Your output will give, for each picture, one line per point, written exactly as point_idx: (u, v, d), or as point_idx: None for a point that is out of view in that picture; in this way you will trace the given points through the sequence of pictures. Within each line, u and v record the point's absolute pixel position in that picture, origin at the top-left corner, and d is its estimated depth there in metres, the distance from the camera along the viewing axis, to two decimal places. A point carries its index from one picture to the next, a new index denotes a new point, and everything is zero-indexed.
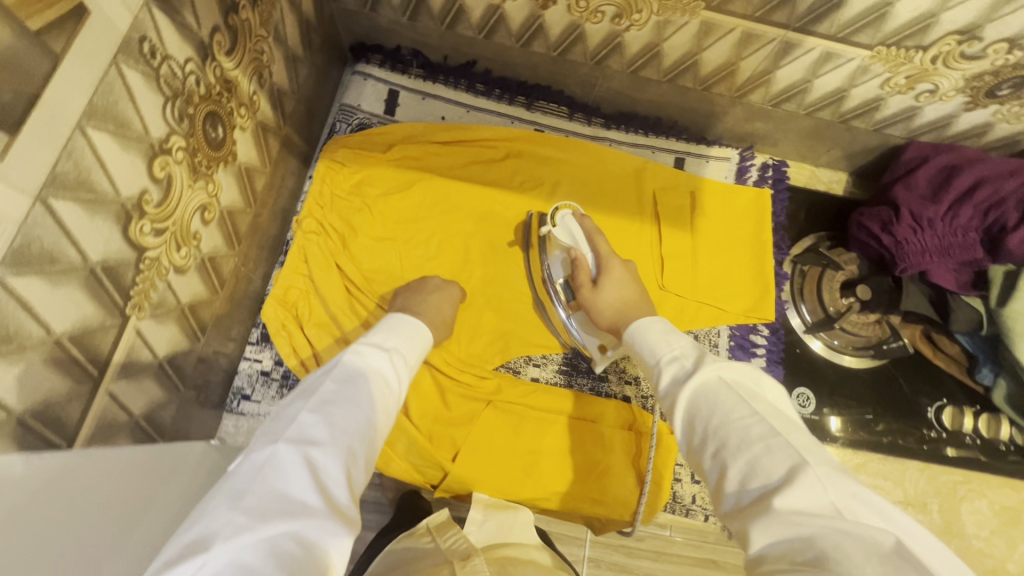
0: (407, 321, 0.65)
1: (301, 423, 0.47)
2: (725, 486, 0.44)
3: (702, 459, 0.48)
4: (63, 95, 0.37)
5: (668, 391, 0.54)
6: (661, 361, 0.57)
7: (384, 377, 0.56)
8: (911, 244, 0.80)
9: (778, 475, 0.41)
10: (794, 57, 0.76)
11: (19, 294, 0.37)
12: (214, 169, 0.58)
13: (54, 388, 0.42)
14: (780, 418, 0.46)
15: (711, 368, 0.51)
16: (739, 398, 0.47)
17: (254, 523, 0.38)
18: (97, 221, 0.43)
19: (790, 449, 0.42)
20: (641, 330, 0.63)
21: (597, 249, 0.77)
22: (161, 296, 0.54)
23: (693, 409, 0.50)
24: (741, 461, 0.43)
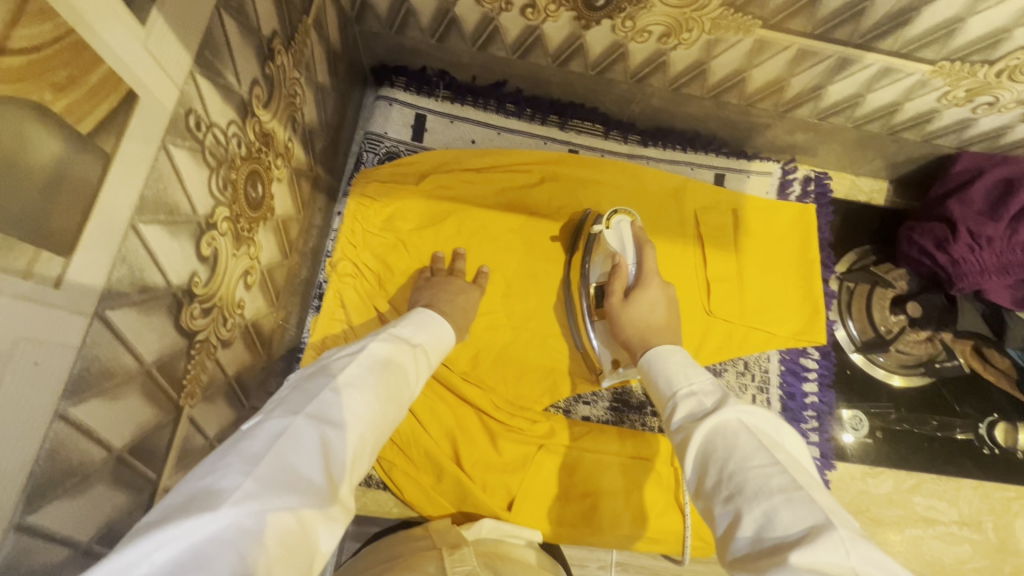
0: (434, 321, 0.62)
1: (324, 400, 0.42)
2: (734, 533, 0.38)
3: (710, 503, 0.42)
4: (115, 197, 0.32)
5: (681, 425, 0.48)
6: (677, 394, 0.52)
7: (407, 371, 0.52)
8: (968, 263, 0.76)
9: (796, 530, 0.35)
10: (849, 73, 0.72)
11: (81, 422, 0.33)
12: (254, 230, 0.54)
13: (116, 506, 0.38)
14: (803, 472, 0.40)
15: (731, 408, 0.45)
16: (761, 443, 0.42)
17: (261, 491, 0.34)
18: (152, 319, 0.39)
19: (815, 505, 0.36)
20: (663, 358, 0.58)
21: (643, 261, 0.72)
22: (211, 376, 0.50)
23: (705, 448, 0.44)
24: (757, 509, 0.37)
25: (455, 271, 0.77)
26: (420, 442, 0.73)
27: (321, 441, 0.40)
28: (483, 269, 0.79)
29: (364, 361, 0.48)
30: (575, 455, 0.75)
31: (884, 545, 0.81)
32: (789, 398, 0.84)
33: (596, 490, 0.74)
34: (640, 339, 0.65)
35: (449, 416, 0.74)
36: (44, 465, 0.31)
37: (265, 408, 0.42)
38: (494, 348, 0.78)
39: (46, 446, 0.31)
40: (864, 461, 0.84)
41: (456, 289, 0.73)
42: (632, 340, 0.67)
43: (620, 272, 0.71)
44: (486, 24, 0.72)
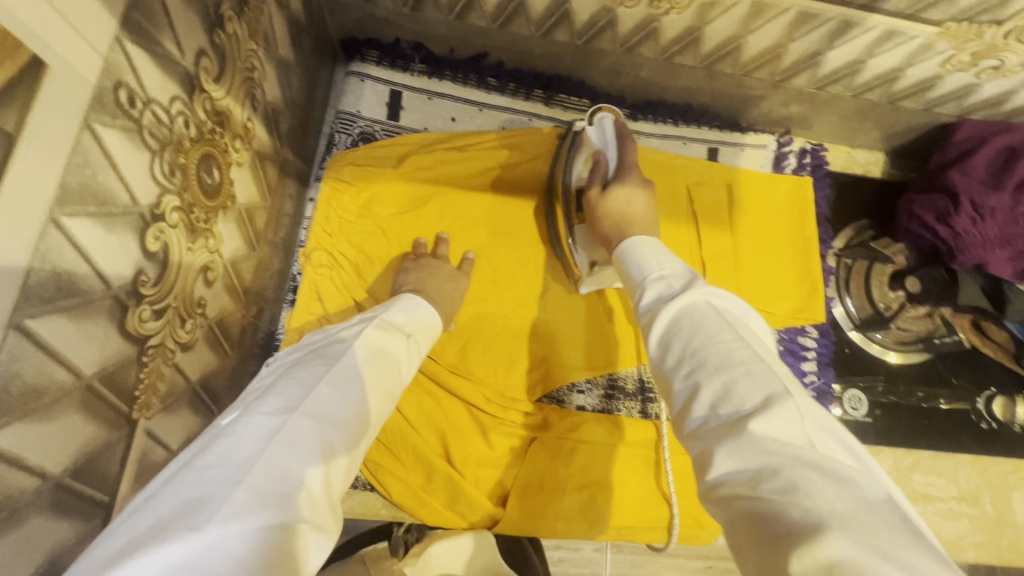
0: (426, 308, 0.59)
1: (319, 396, 0.40)
2: (690, 409, 0.36)
3: (668, 380, 0.39)
4: (25, 187, 0.27)
5: (648, 305, 0.44)
6: (648, 278, 0.46)
7: (398, 363, 0.49)
8: (970, 236, 0.74)
9: (755, 402, 0.33)
10: (851, 37, 0.68)
11: (1, 450, 0.28)
12: (213, 220, 0.49)
13: (59, 538, 0.34)
14: (765, 349, 0.38)
15: (700, 291, 0.41)
16: (727, 321, 0.39)
17: (257, 503, 0.31)
18: (88, 327, 0.34)
19: (774, 377, 0.34)
20: (636, 245, 0.51)
21: (625, 153, 0.68)
22: (171, 383, 0.45)
23: (670, 328, 0.40)
24: (717, 381, 0.35)
25: (438, 256, 0.72)
26: (408, 440, 0.69)
27: (314, 441, 0.36)
28: (468, 254, 0.74)
29: (352, 352, 0.45)
30: (570, 447, 0.71)
31: None
32: None
33: (593, 482, 0.70)
34: (616, 229, 0.61)
35: (438, 411, 0.71)
36: None
37: (248, 404, 0.39)
38: (482, 338, 0.74)
39: None
40: (862, 441, 0.82)
41: (445, 276, 0.69)
42: (608, 232, 0.63)
43: (600, 165, 0.67)
44: None
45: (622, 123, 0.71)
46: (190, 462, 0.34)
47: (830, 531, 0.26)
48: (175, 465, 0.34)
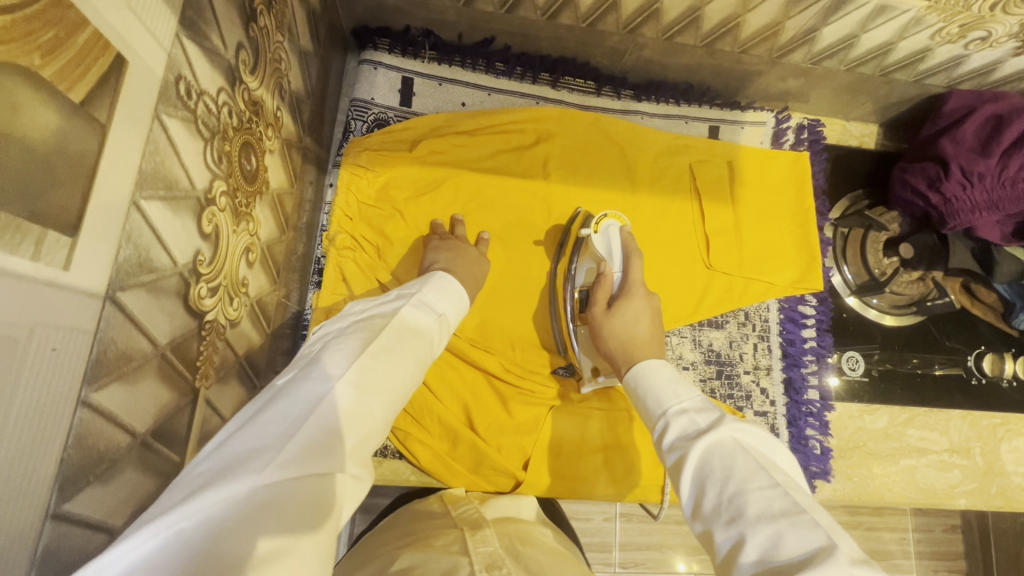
0: (455, 288, 0.62)
1: (364, 365, 0.42)
2: (737, 557, 0.38)
3: (709, 526, 0.41)
4: (114, 171, 0.31)
5: (672, 445, 0.47)
6: (669, 413, 0.50)
7: (430, 339, 0.52)
8: (960, 201, 0.78)
9: (802, 555, 0.35)
10: (845, 13, 0.71)
11: (103, 407, 0.32)
12: (252, 205, 0.52)
13: (144, 490, 0.38)
14: (800, 491, 0.40)
15: (726, 429, 0.44)
16: (759, 463, 0.41)
17: (306, 454, 0.34)
18: (161, 301, 0.37)
19: (817, 527, 0.36)
20: (649, 373, 0.56)
21: (630, 270, 0.71)
22: (223, 357, 0.49)
23: (702, 471, 0.43)
24: (762, 534, 0.37)
25: (456, 236, 0.75)
26: (433, 410, 0.73)
27: (357, 406, 0.39)
28: (484, 234, 0.77)
29: (392, 327, 0.48)
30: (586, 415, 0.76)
31: (880, 477, 0.85)
32: (789, 344, 0.86)
33: (606, 446, 0.76)
34: (623, 353, 0.63)
35: (460, 382, 0.75)
36: (72, 452, 0.30)
37: (299, 367, 0.42)
38: (499, 314, 0.78)
39: (72, 434, 0.30)
40: (859, 400, 0.86)
41: (466, 255, 0.72)
42: (614, 352, 0.65)
43: (604, 278, 0.70)
44: None
45: (627, 234, 0.73)
46: (251, 415, 0.37)
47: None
48: (237, 415, 0.37)
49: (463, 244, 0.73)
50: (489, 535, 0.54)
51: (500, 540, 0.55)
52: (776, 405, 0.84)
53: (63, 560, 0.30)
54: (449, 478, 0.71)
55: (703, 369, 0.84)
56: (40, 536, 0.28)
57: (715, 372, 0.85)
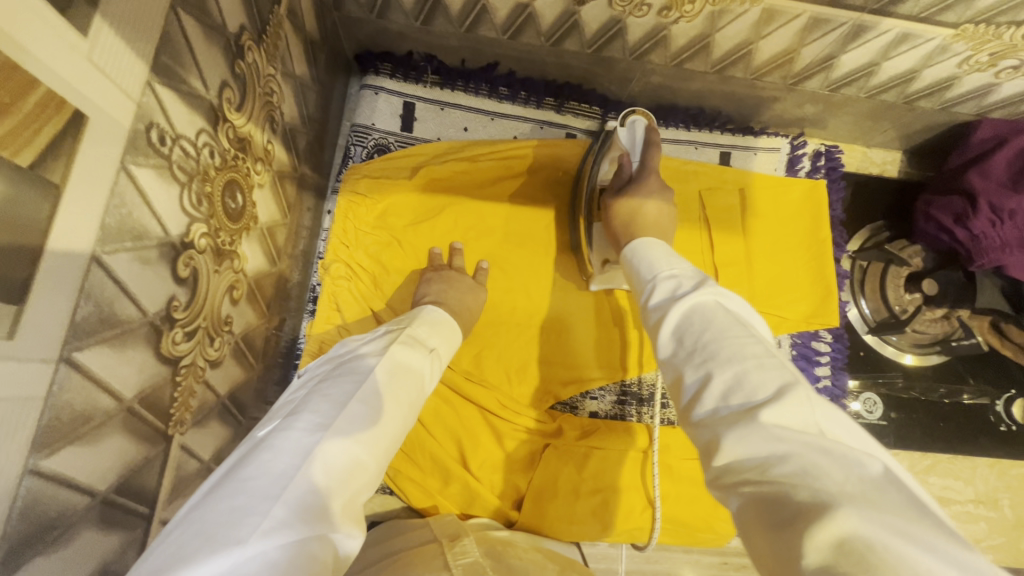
0: (448, 322, 0.60)
1: (352, 413, 0.40)
2: (700, 397, 0.36)
3: (679, 371, 0.39)
4: (71, 232, 0.29)
5: (658, 304, 0.45)
6: (659, 277, 0.48)
7: (423, 377, 0.50)
8: (989, 239, 0.73)
9: (764, 393, 0.34)
10: (864, 40, 0.68)
11: (56, 472, 0.31)
12: (237, 243, 0.51)
13: (106, 549, 0.37)
14: (776, 348, 0.39)
15: (710, 292, 0.42)
16: (737, 319, 0.40)
17: (290, 522, 0.32)
18: (128, 353, 0.36)
19: (783, 369, 0.35)
20: (643, 248, 0.54)
21: (649, 159, 0.67)
22: (202, 398, 0.48)
23: (682, 324, 0.41)
24: (728, 371, 0.36)
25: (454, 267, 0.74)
26: (425, 446, 0.71)
27: (343, 457, 0.38)
28: (483, 264, 0.76)
29: (381, 365, 0.46)
30: (584, 452, 0.73)
31: None
32: None
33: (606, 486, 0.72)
34: (624, 228, 0.62)
35: (453, 418, 0.72)
36: (16, 525, 0.29)
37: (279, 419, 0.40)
38: (497, 345, 0.76)
39: (18, 505, 0.29)
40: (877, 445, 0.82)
41: (464, 288, 0.70)
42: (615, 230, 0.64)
43: (623, 167, 0.68)
44: (473, 4, 0.67)
45: (655, 130, 0.69)
46: (224, 479, 0.35)
47: (834, 507, 0.26)
48: (211, 477, 0.36)
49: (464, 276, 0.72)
50: (468, 542, 0.54)
51: (480, 543, 0.55)
52: None
53: None
54: None
55: None
56: None
57: None
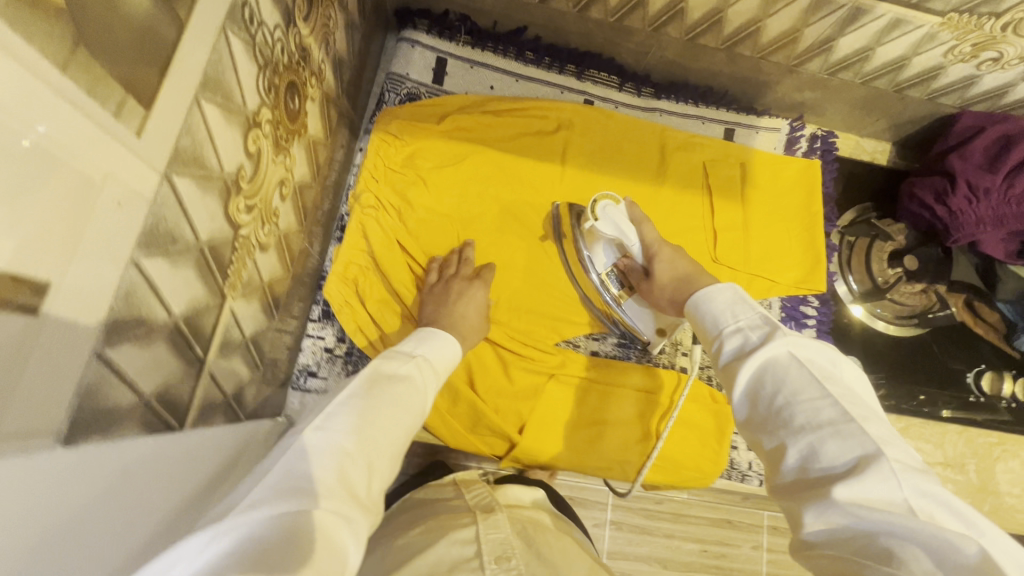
0: (441, 336, 0.65)
1: (331, 416, 0.45)
2: (781, 463, 0.42)
3: (758, 435, 0.46)
4: (184, 66, 0.35)
5: (728, 360, 0.50)
6: (724, 331, 0.52)
7: (412, 384, 0.54)
8: (965, 215, 0.81)
9: (844, 464, 0.39)
10: (861, 24, 0.75)
11: (148, 275, 0.36)
12: (291, 143, 0.56)
13: (172, 370, 0.41)
14: (856, 403, 0.42)
15: (781, 343, 0.46)
16: (814, 376, 0.44)
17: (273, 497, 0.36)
18: (206, 199, 0.41)
19: (863, 436, 0.39)
20: (707, 295, 0.57)
21: (646, 233, 0.70)
22: (250, 275, 0.53)
23: (754, 385, 0.46)
24: (804, 442, 0.41)
25: (466, 260, 0.78)
26: None
27: (328, 449, 0.41)
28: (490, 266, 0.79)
29: (366, 375, 0.52)
30: (585, 386, 0.79)
31: None
32: None
33: (602, 420, 0.78)
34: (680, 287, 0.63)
35: None
36: (120, 304, 0.33)
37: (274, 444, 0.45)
38: (508, 287, 0.82)
39: (123, 287, 0.33)
40: None
41: (463, 292, 0.74)
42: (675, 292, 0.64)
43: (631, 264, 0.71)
44: None
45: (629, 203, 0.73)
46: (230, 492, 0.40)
47: None
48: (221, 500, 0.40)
49: (466, 282, 0.76)
50: (501, 520, 0.59)
51: (512, 521, 0.60)
52: None
53: (99, 402, 0.33)
54: (447, 433, 0.74)
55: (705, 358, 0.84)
56: (86, 370, 0.31)
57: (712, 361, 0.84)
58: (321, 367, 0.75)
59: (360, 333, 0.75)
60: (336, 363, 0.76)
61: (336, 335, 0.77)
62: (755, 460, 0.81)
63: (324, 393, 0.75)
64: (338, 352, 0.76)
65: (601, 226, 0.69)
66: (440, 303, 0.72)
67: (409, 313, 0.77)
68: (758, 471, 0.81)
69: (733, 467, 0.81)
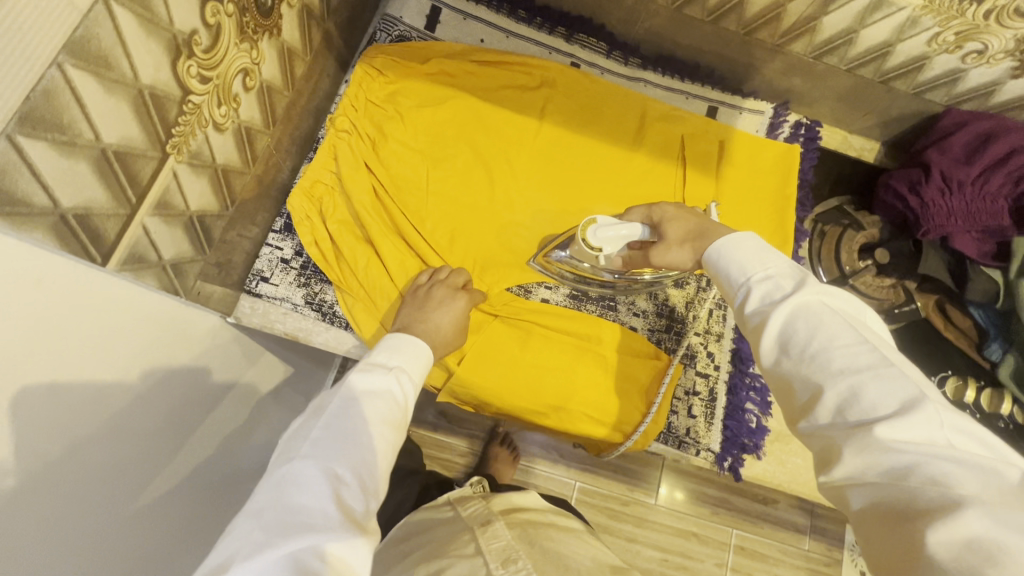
0: (411, 337, 0.63)
1: (315, 441, 0.47)
2: (814, 408, 0.39)
3: (788, 378, 0.42)
4: None
5: (757, 309, 0.45)
6: (751, 280, 0.46)
7: (393, 397, 0.55)
8: (936, 206, 0.80)
9: (888, 405, 0.36)
10: (843, 3, 0.75)
11: (74, 86, 0.38)
12: (259, 37, 0.60)
13: (97, 199, 0.44)
14: (888, 348, 0.40)
15: (813, 291, 0.43)
16: (849, 324, 0.41)
17: (272, 539, 0.39)
18: (150, 45, 0.44)
19: (905, 379, 0.37)
20: (730, 243, 0.49)
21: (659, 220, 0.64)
22: (199, 148, 0.56)
23: (787, 331, 0.42)
24: (842, 385, 0.38)
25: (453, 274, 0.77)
26: (385, 292, 0.77)
27: (318, 477, 0.44)
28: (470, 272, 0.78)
29: (343, 392, 0.52)
30: (529, 328, 0.80)
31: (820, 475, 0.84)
32: None
33: (543, 364, 0.78)
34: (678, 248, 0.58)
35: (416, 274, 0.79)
36: (39, 98, 0.36)
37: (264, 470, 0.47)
38: (469, 226, 0.83)
39: (43, 83, 0.36)
40: None
41: (440, 302, 0.72)
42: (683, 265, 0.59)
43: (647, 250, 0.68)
44: None
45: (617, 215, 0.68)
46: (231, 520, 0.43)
47: (965, 512, 0.31)
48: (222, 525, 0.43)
49: (450, 292, 0.74)
50: (500, 526, 0.64)
51: (514, 526, 0.65)
52: (719, 370, 0.82)
53: (6, 186, 0.36)
54: None
55: (656, 320, 0.83)
56: None
57: (665, 326, 0.83)
58: (274, 274, 0.77)
59: (316, 246, 0.78)
60: (290, 273, 0.78)
61: (295, 248, 0.78)
62: (693, 426, 0.80)
63: (274, 300, 0.77)
64: (294, 264, 0.78)
65: (608, 250, 0.68)
66: (419, 309, 0.71)
67: (367, 236, 0.79)
68: (695, 440, 0.79)
69: (670, 432, 0.79)
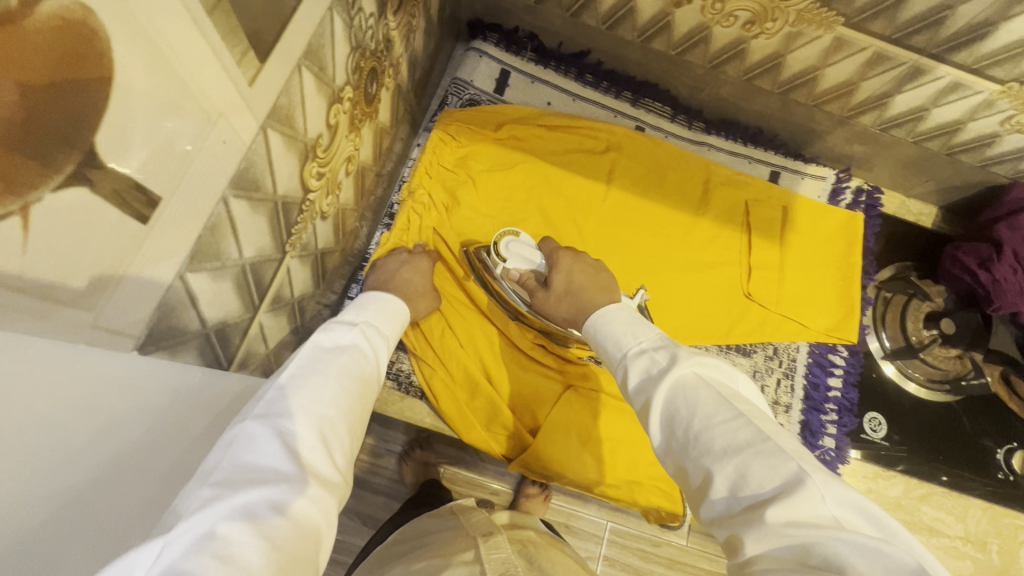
0: (377, 298, 0.57)
1: (270, 394, 0.36)
2: (707, 492, 0.34)
3: (680, 462, 0.37)
4: (294, 38, 0.39)
5: (639, 388, 0.42)
6: (628, 354, 0.45)
7: (361, 352, 0.46)
8: (1009, 284, 0.81)
9: (771, 485, 0.32)
10: (919, 84, 0.76)
11: (232, 213, 0.39)
12: (363, 124, 0.61)
13: (232, 311, 0.44)
14: (767, 419, 0.37)
15: (686, 363, 0.40)
16: (725, 397, 0.37)
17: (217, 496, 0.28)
18: (287, 157, 0.45)
19: (784, 452, 0.33)
20: (604, 319, 0.51)
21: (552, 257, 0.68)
22: (308, 240, 0.56)
23: (668, 409, 0.39)
24: (728, 466, 0.34)
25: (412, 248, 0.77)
26: (459, 358, 0.79)
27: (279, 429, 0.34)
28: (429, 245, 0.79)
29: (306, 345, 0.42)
30: (601, 401, 0.79)
31: None
32: (813, 388, 0.86)
33: (609, 437, 0.77)
34: None
35: (484, 343, 0.80)
36: (207, 233, 0.37)
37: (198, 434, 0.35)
38: None
39: (212, 218, 0.37)
40: (878, 464, 0.85)
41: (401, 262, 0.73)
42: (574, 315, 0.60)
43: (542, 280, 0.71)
44: None
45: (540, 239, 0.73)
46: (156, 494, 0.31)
47: None
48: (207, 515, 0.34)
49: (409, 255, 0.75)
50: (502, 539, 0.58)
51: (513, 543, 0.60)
52: None
53: (169, 325, 0.36)
54: (462, 427, 0.77)
55: None
56: (168, 288, 0.34)
57: None
58: None
59: None
60: None
61: None
62: None
63: None
64: None
65: (512, 264, 0.72)
66: (379, 274, 0.70)
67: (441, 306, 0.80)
68: None
69: None
